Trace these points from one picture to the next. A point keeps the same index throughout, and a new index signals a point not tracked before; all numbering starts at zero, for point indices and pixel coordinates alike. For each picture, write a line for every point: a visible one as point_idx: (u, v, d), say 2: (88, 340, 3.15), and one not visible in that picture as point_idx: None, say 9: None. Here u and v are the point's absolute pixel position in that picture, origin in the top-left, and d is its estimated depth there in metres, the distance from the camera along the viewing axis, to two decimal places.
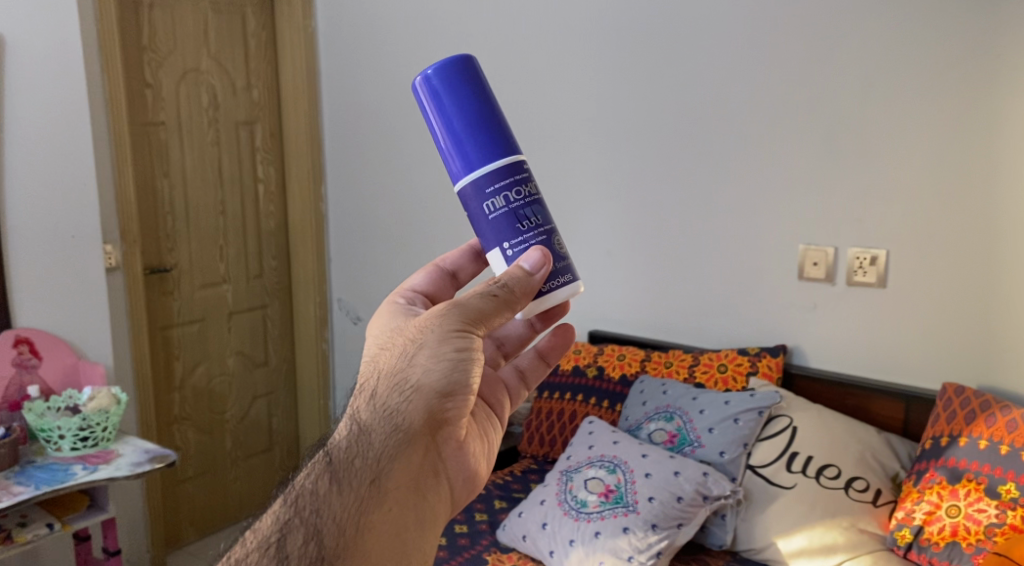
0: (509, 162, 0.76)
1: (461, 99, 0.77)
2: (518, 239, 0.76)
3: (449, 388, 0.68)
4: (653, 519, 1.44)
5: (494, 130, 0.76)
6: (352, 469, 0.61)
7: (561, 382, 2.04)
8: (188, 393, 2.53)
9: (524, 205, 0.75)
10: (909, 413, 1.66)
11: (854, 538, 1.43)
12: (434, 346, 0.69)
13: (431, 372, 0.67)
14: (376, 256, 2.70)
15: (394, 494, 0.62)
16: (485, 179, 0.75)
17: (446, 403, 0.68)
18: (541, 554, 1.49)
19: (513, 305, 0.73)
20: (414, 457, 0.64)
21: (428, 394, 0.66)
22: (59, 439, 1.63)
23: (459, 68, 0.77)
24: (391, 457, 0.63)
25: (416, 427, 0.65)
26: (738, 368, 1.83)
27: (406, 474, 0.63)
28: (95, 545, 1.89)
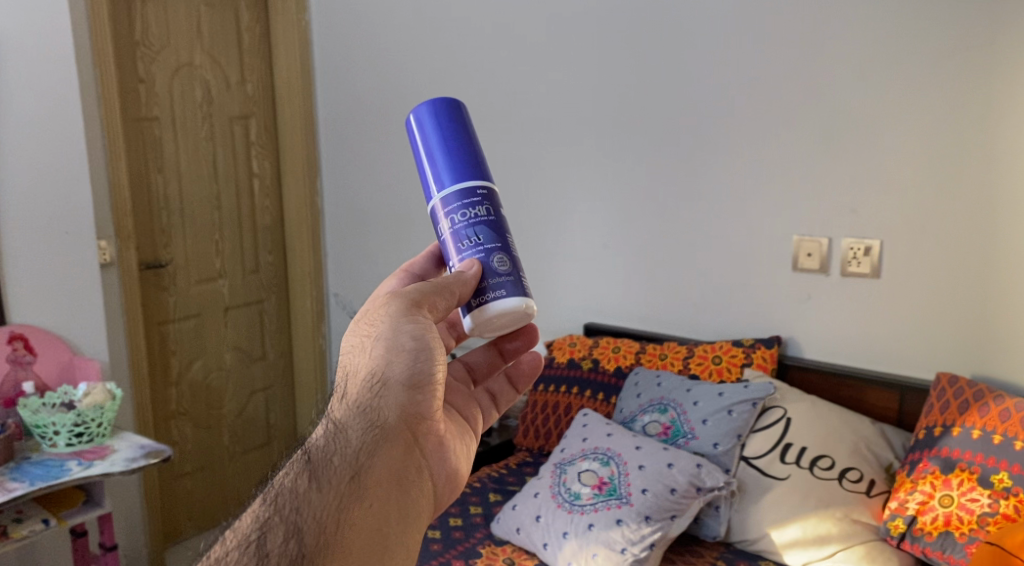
0: (464, 189, 0.76)
1: (430, 125, 0.80)
2: (461, 253, 0.76)
3: (414, 379, 0.70)
4: (646, 511, 1.44)
5: (461, 160, 0.78)
6: (331, 467, 0.62)
7: (556, 375, 2.04)
8: (186, 388, 2.53)
9: (470, 226, 0.76)
10: (903, 404, 1.66)
11: (847, 528, 1.43)
12: (392, 339, 0.71)
13: (395, 365, 0.69)
14: (372, 250, 2.70)
15: (375, 488, 0.61)
16: (445, 203, 0.77)
17: (416, 396, 0.69)
18: (535, 547, 1.49)
19: (451, 292, 0.72)
20: (393, 452, 0.65)
21: (396, 387, 0.68)
22: (54, 435, 1.63)
23: (436, 100, 0.81)
24: (367, 452, 0.63)
25: (389, 422, 0.66)
26: (732, 360, 1.83)
27: (385, 468, 0.63)
28: (92, 540, 1.89)
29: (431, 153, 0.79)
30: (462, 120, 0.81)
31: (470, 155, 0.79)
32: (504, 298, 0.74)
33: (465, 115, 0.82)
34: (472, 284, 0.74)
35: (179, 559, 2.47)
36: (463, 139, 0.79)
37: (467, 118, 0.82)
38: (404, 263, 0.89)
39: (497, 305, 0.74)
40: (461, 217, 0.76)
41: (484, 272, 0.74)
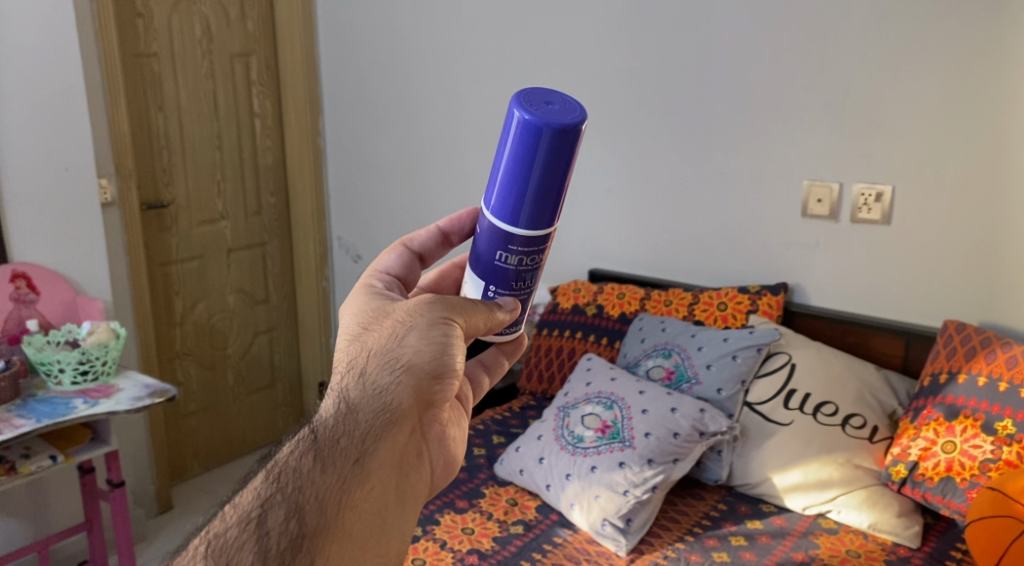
0: (541, 239, 0.71)
1: (539, 147, 0.66)
2: (501, 288, 0.73)
3: (435, 371, 0.71)
4: (648, 455, 1.45)
5: (551, 206, 0.69)
6: (341, 445, 0.63)
7: (560, 320, 2.03)
8: (189, 329, 2.53)
9: (529, 270, 0.73)
10: (908, 350, 1.65)
11: (849, 473, 1.44)
12: (424, 329, 0.71)
13: (420, 355, 0.70)
14: (376, 193, 2.67)
15: (377, 472, 0.64)
16: (512, 235, 0.70)
17: (430, 386, 0.71)
18: (538, 488, 1.50)
19: (491, 319, 0.73)
20: (398, 438, 0.67)
21: (417, 376, 0.69)
22: (59, 372, 1.64)
23: (563, 126, 0.65)
24: (377, 434, 0.65)
25: (401, 409, 0.68)
26: (737, 306, 1.82)
27: (389, 454, 0.66)
28: (99, 476, 1.92)
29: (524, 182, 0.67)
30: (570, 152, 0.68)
31: (559, 198, 0.69)
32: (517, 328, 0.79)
33: (578, 139, 0.68)
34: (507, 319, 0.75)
35: (187, 495, 2.51)
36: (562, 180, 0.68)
37: (574, 148, 0.67)
38: (405, 237, 0.87)
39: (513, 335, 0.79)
40: (528, 261, 0.72)
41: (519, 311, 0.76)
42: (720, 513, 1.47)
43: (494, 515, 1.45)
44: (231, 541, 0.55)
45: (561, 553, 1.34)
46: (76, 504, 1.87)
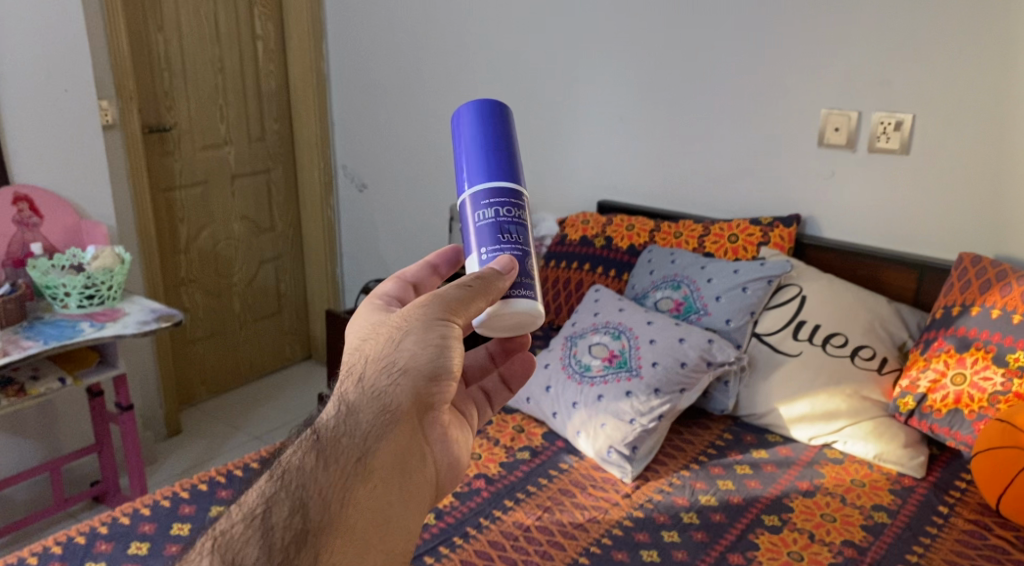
0: (508, 188, 0.72)
1: (475, 121, 0.75)
2: (492, 245, 0.70)
3: (433, 373, 0.66)
4: (655, 384, 1.45)
5: (506, 159, 0.73)
6: (338, 448, 0.60)
7: (567, 252, 2.01)
8: (195, 256, 2.52)
9: (511, 220, 0.71)
10: (921, 283, 1.62)
11: (856, 405, 1.44)
12: (421, 332, 0.66)
13: (419, 357, 0.65)
14: (381, 120, 2.60)
15: (379, 474, 0.60)
16: (482, 189, 0.71)
17: (432, 385, 0.67)
18: (544, 416, 1.51)
19: (489, 292, 0.66)
20: (399, 440, 0.63)
21: (416, 377, 0.65)
22: (65, 296, 1.63)
23: (484, 102, 0.76)
24: (378, 435, 0.61)
25: (402, 409, 0.64)
26: (748, 238, 1.78)
27: (391, 456, 0.62)
28: (109, 398, 1.94)
29: (473, 144, 0.73)
30: (506, 124, 0.76)
31: (512, 155, 0.74)
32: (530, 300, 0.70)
33: (509, 117, 0.77)
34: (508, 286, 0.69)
35: (196, 419, 2.54)
36: (509, 143, 0.75)
37: (513, 127, 0.77)
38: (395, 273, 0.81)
39: (528, 302, 0.69)
40: (503, 206, 0.70)
41: (518, 265, 0.69)
42: (725, 442, 1.48)
43: (501, 441, 1.46)
44: (237, 535, 0.53)
45: (567, 478, 1.35)
46: (86, 426, 1.89)
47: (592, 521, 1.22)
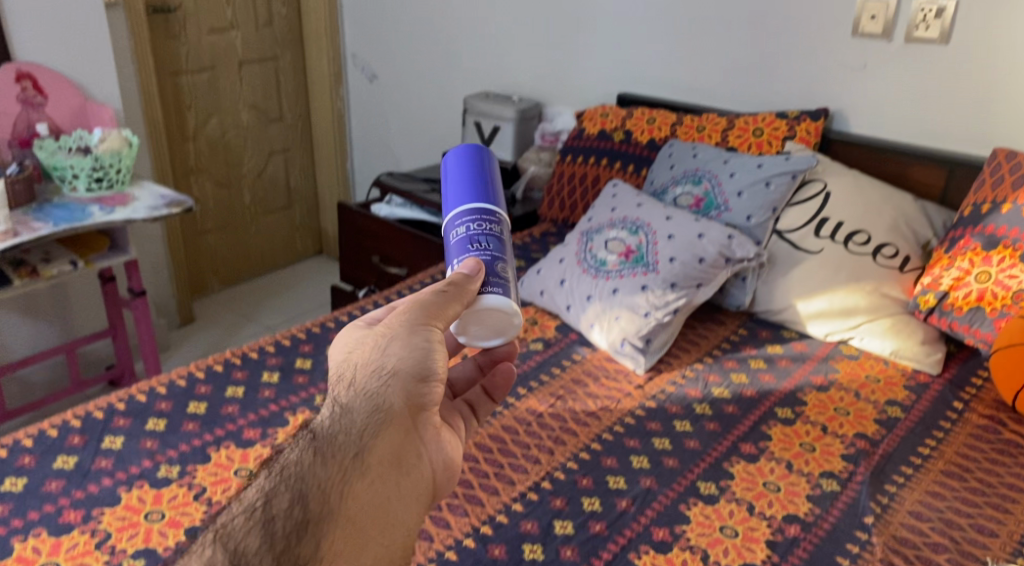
0: (482, 207, 0.74)
1: (458, 154, 0.79)
2: (462, 254, 0.70)
3: (422, 372, 0.66)
4: (672, 279, 1.43)
5: (480, 182, 0.76)
6: (331, 445, 0.58)
7: (585, 147, 1.94)
8: (203, 145, 2.47)
9: (483, 233, 0.71)
10: (950, 181, 1.56)
11: (876, 302, 1.42)
12: (405, 336, 0.66)
13: (405, 358, 0.65)
14: (392, 5, 2.47)
15: (376, 468, 0.59)
16: (458, 210, 0.74)
17: (423, 385, 0.65)
18: (559, 309, 1.50)
19: (463, 296, 0.66)
20: (394, 435, 0.61)
21: (405, 378, 0.64)
22: (73, 179, 1.60)
23: (465, 139, 0.81)
24: (371, 430, 0.60)
25: (394, 406, 0.63)
26: (773, 133, 1.71)
27: (386, 453, 0.60)
28: (121, 285, 1.95)
29: (456, 172, 0.77)
30: (489, 158, 0.79)
31: (489, 181, 0.77)
32: (501, 297, 0.68)
33: (493, 152, 0.81)
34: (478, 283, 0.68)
35: (209, 308, 2.56)
36: (490, 172, 0.78)
37: (495, 164, 0.80)
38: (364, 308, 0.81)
39: (496, 298, 0.68)
40: (474, 221, 0.72)
41: (486, 266, 0.69)
42: (740, 338, 1.47)
43: (515, 333, 1.45)
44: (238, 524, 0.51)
45: (580, 369, 1.35)
46: (99, 310, 1.91)
47: (605, 409, 1.23)
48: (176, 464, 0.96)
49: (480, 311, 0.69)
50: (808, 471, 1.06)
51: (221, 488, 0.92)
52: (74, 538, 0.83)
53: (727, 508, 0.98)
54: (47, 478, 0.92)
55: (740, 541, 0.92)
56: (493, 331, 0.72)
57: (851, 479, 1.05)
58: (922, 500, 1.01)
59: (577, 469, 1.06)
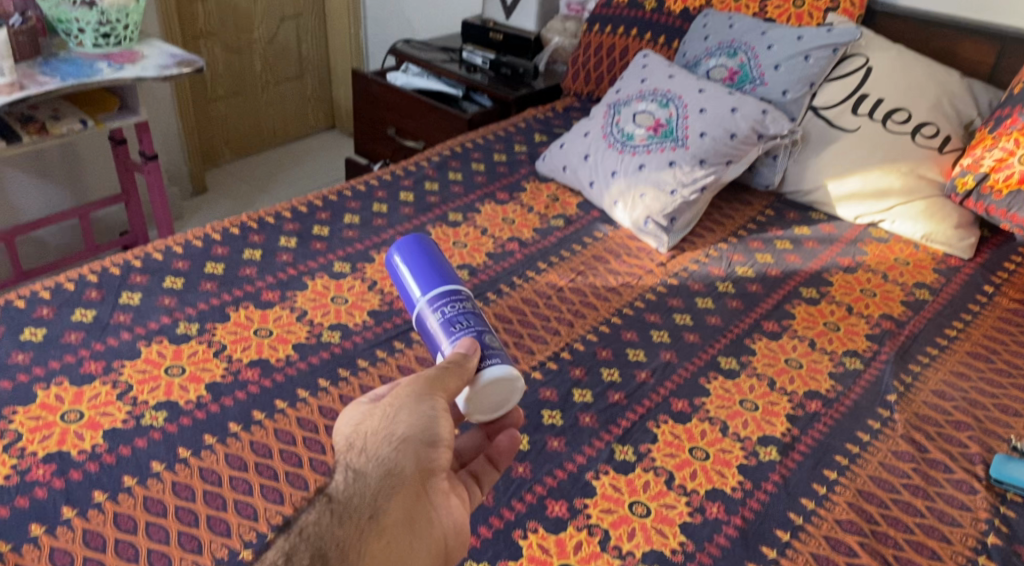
0: (450, 290, 0.74)
1: (405, 258, 0.79)
2: (450, 336, 0.69)
3: (432, 438, 0.60)
4: (701, 156, 1.36)
5: (438, 272, 0.76)
6: (342, 509, 0.53)
7: (613, 15, 1.81)
8: (212, 6, 2.34)
9: (462, 313, 0.71)
10: (1000, 58, 1.46)
11: (911, 185, 1.36)
12: (412, 403, 0.61)
13: (413, 425, 0.60)
14: None
15: (391, 532, 0.54)
16: (428, 301, 0.73)
17: (433, 451, 0.60)
18: (581, 186, 1.45)
19: (461, 374, 0.64)
20: (406, 502, 0.56)
21: (414, 446, 0.59)
22: (79, 33, 1.52)
23: (403, 240, 0.80)
24: (383, 494, 0.55)
25: (406, 470, 0.57)
26: (815, 5, 1.58)
27: (397, 520, 0.55)
28: (133, 149, 1.91)
29: (410, 274, 0.77)
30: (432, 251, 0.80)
31: (442, 268, 0.77)
32: (500, 365, 0.68)
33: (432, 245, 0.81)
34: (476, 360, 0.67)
35: (222, 179, 2.51)
36: (439, 261, 0.78)
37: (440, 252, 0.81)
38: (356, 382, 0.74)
39: (497, 366, 0.67)
40: (452, 305, 0.72)
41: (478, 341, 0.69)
42: (766, 219, 1.42)
43: (535, 209, 1.41)
44: None
45: (601, 246, 1.31)
46: (110, 173, 1.89)
47: (626, 286, 1.20)
48: (195, 321, 0.97)
49: (480, 387, 0.67)
50: (831, 350, 1.04)
51: (241, 346, 0.94)
52: (95, 388, 0.84)
53: (747, 383, 0.96)
54: (66, 329, 0.92)
55: (760, 414, 0.91)
56: (490, 407, 0.70)
57: (874, 359, 1.03)
58: (946, 380, 0.99)
59: (595, 342, 1.04)
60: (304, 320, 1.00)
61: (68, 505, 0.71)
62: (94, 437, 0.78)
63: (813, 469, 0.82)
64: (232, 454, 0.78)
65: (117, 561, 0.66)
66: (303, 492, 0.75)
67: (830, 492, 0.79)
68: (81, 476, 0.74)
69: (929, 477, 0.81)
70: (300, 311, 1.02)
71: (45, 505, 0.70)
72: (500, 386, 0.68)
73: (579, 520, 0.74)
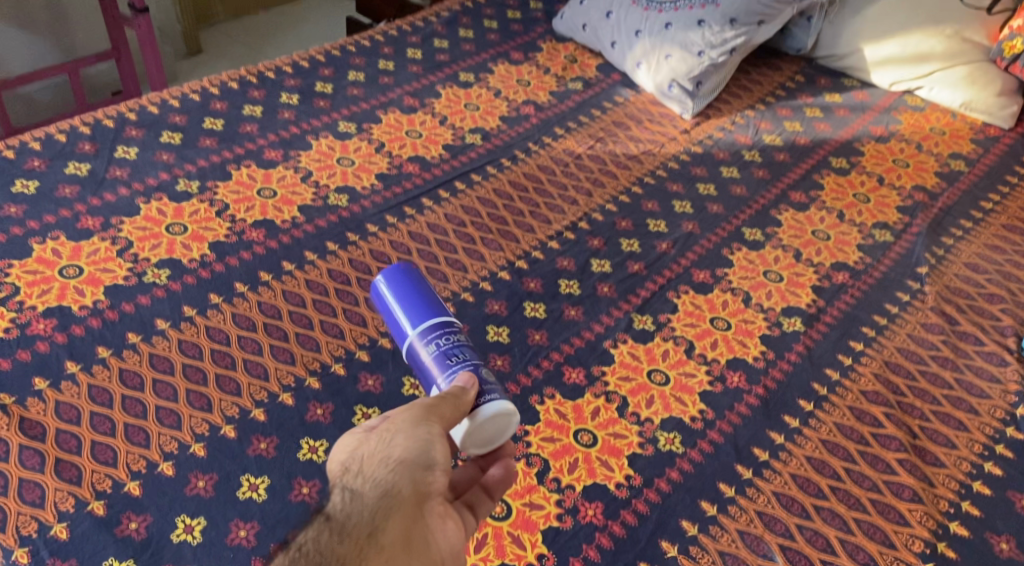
0: (434, 317, 0.57)
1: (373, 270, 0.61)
2: (442, 373, 0.53)
3: (428, 460, 0.47)
4: (732, 14, 1.24)
5: (417, 288, 0.59)
6: (338, 529, 0.41)
7: None
8: None
9: (453, 347, 0.55)
10: None
11: (954, 49, 1.25)
12: (409, 424, 0.47)
13: (410, 447, 0.47)
14: None
15: (387, 561, 0.41)
16: (415, 327, 0.56)
17: (431, 475, 0.47)
18: (602, 47, 1.35)
19: (461, 405, 0.50)
20: (404, 529, 0.43)
21: (412, 468, 0.46)
22: None
23: None
24: (383, 512, 0.43)
25: (407, 489, 0.44)
26: None
27: (396, 547, 0.42)
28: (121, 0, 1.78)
29: (391, 291, 0.59)
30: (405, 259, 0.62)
31: (420, 285, 0.59)
32: (502, 404, 0.53)
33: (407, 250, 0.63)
34: (475, 403, 0.52)
35: (218, 41, 2.34)
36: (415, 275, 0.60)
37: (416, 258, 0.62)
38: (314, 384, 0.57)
39: (501, 408, 0.52)
40: (441, 337, 0.55)
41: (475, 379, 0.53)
42: (796, 86, 1.32)
43: (552, 71, 1.31)
44: None
45: (621, 112, 1.23)
46: (98, 25, 1.77)
47: (648, 154, 1.12)
48: (195, 179, 0.92)
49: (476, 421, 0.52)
50: (861, 221, 0.99)
51: (244, 206, 0.89)
52: (94, 244, 0.81)
53: (772, 254, 0.92)
54: (60, 182, 0.87)
55: (785, 286, 0.87)
56: (483, 443, 0.55)
57: (906, 231, 0.98)
58: (980, 253, 0.95)
59: (615, 213, 0.99)
60: (310, 181, 0.95)
61: (72, 360, 0.69)
62: (95, 294, 0.75)
63: (839, 340, 0.80)
64: (238, 314, 0.75)
65: (124, 416, 0.65)
66: (313, 354, 0.73)
67: (856, 363, 0.77)
68: (83, 332, 0.71)
69: (958, 349, 0.79)
70: (304, 171, 0.96)
71: (47, 359, 0.69)
72: (496, 419, 0.54)
73: (596, 387, 0.72)
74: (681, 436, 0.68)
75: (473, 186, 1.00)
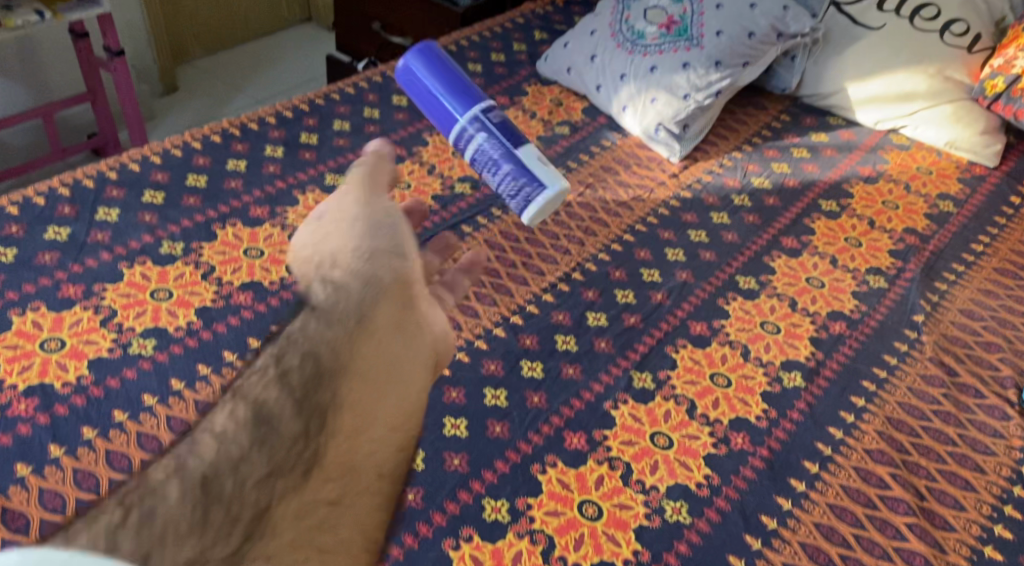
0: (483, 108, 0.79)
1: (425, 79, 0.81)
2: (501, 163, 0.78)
3: (398, 249, 0.63)
4: (717, 57, 1.25)
5: (465, 94, 0.80)
6: (325, 314, 0.56)
7: None
8: None
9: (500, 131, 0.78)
10: None
11: (937, 87, 1.27)
12: (376, 205, 0.67)
13: (374, 238, 0.63)
14: None
15: (372, 339, 0.56)
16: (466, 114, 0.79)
17: (405, 260, 0.63)
18: (587, 90, 1.35)
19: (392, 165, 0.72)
20: (381, 313, 0.58)
21: (382, 255, 0.62)
22: None
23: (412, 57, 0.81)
24: (365, 302, 0.58)
25: (385, 276, 0.60)
26: None
27: (376, 328, 0.57)
28: (96, 44, 1.77)
29: (435, 77, 0.81)
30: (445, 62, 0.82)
31: (465, 83, 0.81)
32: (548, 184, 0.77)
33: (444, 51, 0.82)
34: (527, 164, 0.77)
35: (193, 76, 2.34)
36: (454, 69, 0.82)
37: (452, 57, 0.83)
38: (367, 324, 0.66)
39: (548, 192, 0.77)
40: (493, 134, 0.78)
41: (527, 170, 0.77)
42: (781, 125, 1.33)
43: (538, 115, 1.31)
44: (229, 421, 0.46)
45: (609, 156, 1.23)
46: (73, 68, 1.75)
47: (637, 200, 1.12)
48: (180, 240, 0.90)
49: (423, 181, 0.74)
50: (854, 267, 1.00)
51: (231, 268, 0.87)
52: (76, 314, 0.78)
53: (768, 304, 0.92)
54: (39, 249, 0.85)
55: (782, 337, 0.87)
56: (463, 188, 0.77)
57: (899, 276, 0.98)
58: (974, 298, 0.96)
59: (608, 262, 0.98)
60: None
61: (55, 443, 0.66)
62: (79, 369, 0.73)
63: (841, 396, 0.79)
64: (228, 387, 0.73)
65: None
66: None
67: (859, 421, 0.76)
68: (67, 411, 0.69)
69: (959, 403, 0.80)
70: (292, 228, 0.95)
71: (29, 443, 0.66)
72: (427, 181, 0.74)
73: (599, 453, 0.71)
74: (688, 504, 0.67)
75: (464, 238, 0.99)
